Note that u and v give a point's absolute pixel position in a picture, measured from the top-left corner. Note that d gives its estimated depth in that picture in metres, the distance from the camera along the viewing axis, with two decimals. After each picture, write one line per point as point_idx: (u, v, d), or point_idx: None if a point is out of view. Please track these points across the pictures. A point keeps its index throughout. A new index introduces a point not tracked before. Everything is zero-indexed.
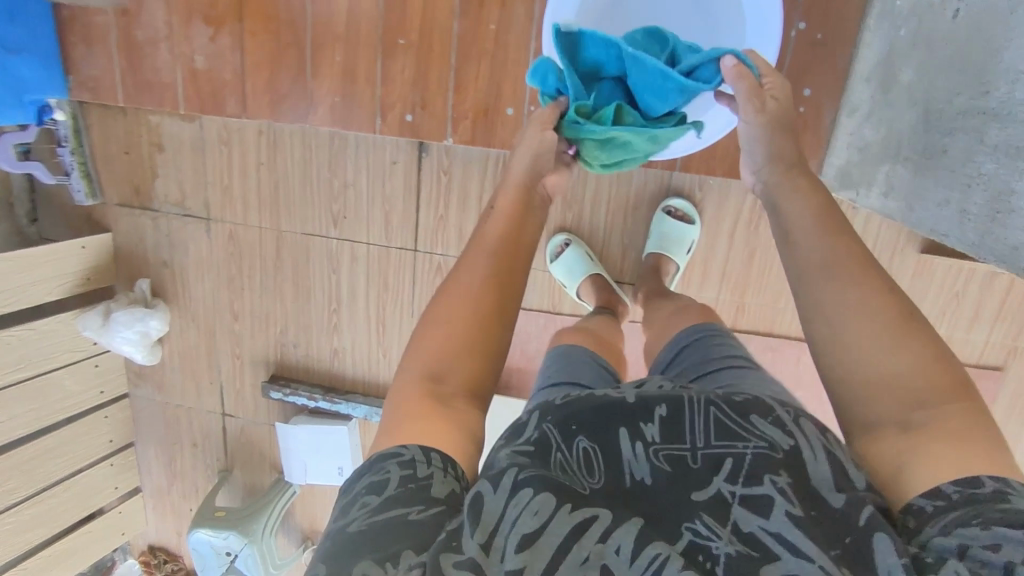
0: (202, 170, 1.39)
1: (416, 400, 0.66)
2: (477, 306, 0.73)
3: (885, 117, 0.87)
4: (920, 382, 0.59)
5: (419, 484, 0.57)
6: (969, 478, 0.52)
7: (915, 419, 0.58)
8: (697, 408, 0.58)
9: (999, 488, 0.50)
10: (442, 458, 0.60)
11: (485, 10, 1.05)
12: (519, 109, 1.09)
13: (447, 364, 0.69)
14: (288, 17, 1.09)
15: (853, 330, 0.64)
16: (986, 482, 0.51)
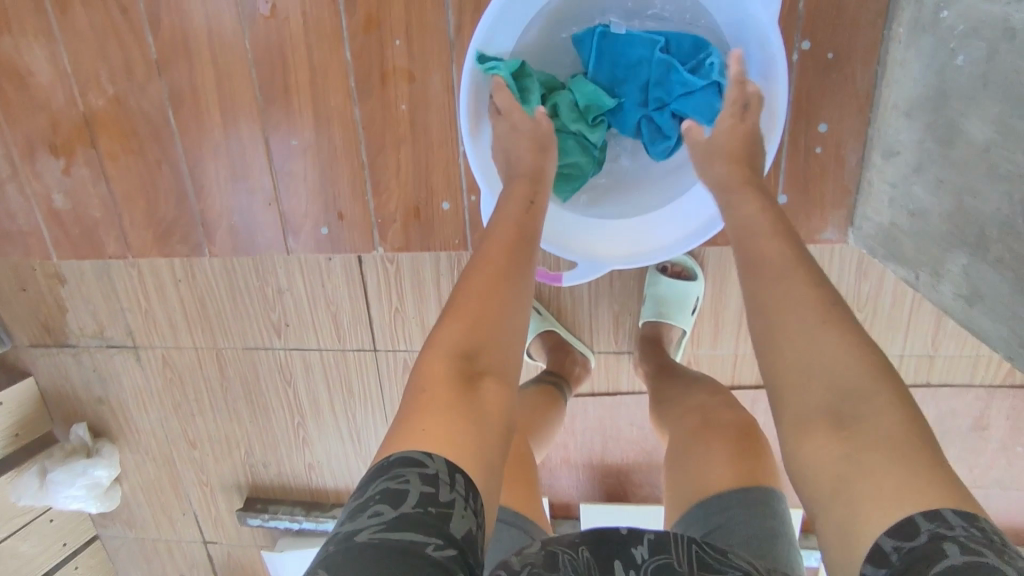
0: (115, 296, 1.20)
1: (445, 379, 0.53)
2: (510, 282, 0.61)
3: (947, 179, 0.61)
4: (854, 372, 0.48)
5: (439, 509, 0.46)
6: (904, 520, 0.41)
7: (847, 411, 0.47)
8: (680, 542, 0.53)
9: (935, 535, 0.39)
10: (468, 485, 0.48)
11: (390, 87, 0.81)
12: (457, 202, 0.85)
13: (479, 338, 0.56)
14: (148, 134, 0.86)
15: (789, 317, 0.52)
16: (921, 529, 0.40)
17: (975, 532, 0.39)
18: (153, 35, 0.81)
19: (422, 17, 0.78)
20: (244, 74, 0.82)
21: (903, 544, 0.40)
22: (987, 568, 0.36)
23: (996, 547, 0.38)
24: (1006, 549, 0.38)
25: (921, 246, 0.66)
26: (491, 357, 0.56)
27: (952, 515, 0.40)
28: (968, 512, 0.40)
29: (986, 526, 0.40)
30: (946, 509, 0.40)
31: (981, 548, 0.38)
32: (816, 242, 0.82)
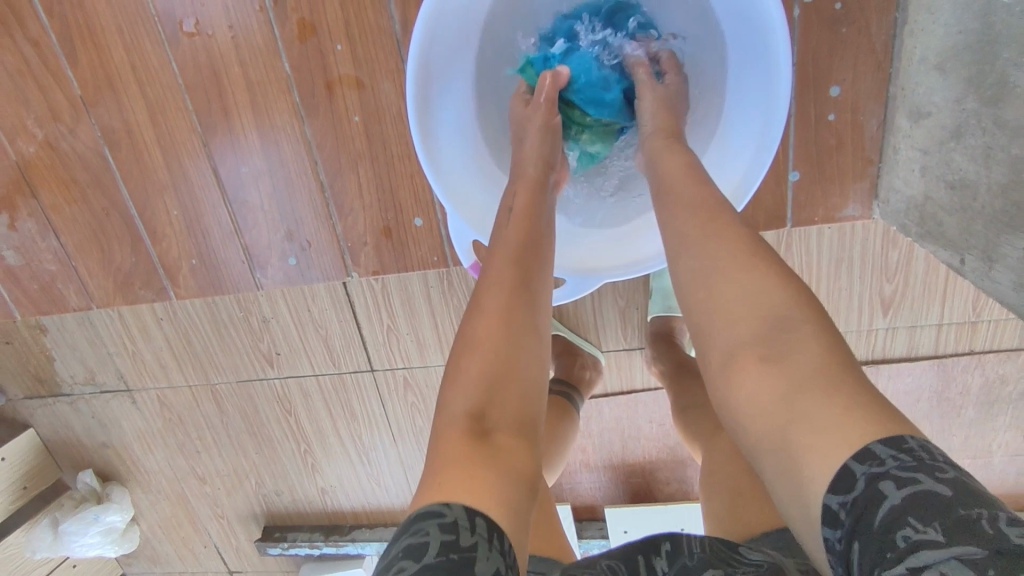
0: (100, 341, 1.14)
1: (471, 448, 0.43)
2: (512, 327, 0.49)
3: (998, 147, 0.50)
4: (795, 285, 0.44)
5: (458, 559, 0.37)
6: (841, 470, 0.36)
7: (795, 332, 0.42)
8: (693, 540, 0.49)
9: (871, 477, 0.35)
10: (492, 525, 0.40)
11: (339, 98, 0.73)
12: (431, 217, 0.77)
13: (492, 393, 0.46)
14: (90, 178, 0.79)
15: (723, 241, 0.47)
16: (856, 474, 0.35)
17: (905, 458, 0.35)
18: (74, 69, 0.74)
19: (362, 16, 0.69)
20: (179, 102, 0.75)
21: (846, 498, 0.35)
22: (928, 501, 0.33)
23: (926, 465, 0.34)
24: (934, 461, 0.35)
25: (965, 226, 0.56)
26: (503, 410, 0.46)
27: (880, 447, 0.36)
28: (893, 436, 0.36)
29: (912, 445, 0.36)
30: (871, 442, 0.36)
31: (912, 474, 0.34)
32: (835, 220, 0.72)
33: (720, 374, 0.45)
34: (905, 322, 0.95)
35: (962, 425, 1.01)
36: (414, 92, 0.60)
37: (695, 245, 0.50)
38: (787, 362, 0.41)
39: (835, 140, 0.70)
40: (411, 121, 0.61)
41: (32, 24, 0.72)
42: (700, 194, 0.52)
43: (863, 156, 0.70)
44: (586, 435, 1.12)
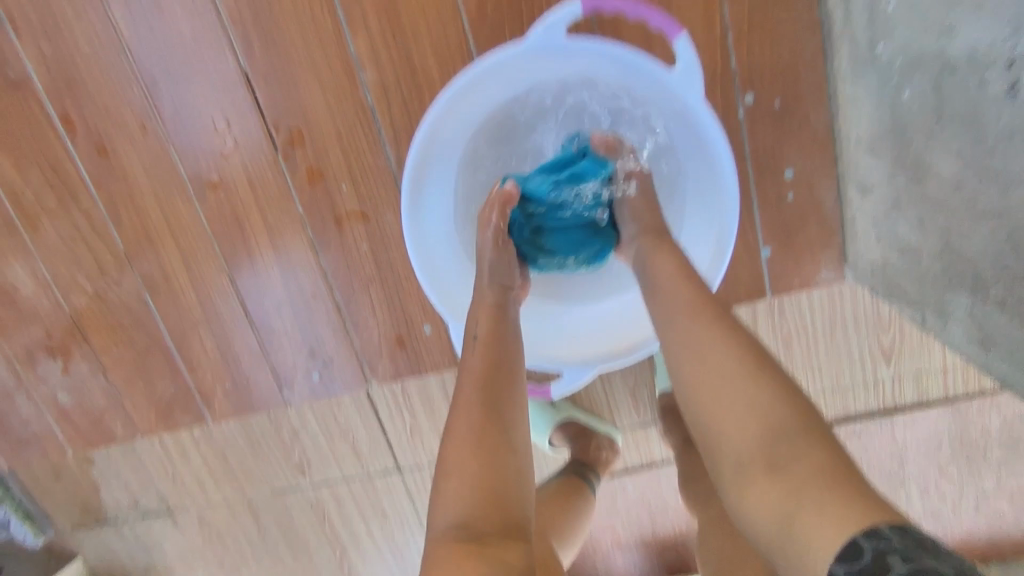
0: (143, 466, 1.20)
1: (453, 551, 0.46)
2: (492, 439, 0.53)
3: (931, 217, 0.55)
4: (775, 415, 0.49)
5: None
6: (849, 544, 0.40)
7: (779, 457, 0.47)
8: None
9: (879, 552, 0.38)
10: None
11: (347, 231, 0.81)
12: (439, 324, 0.84)
13: (471, 503, 0.49)
14: (133, 321, 0.89)
15: (711, 371, 0.52)
16: (864, 549, 0.39)
17: (908, 541, 0.39)
18: (119, 230, 0.84)
19: (362, 159, 0.78)
20: (208, 248, 0.84)
21: (851, 568, 0.39)
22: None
23: (927, 550, 0.38)
24: (936, 551, 0.39)
25: (921, 288, 0.60)
26: (487, 517, 0.49)
27: (886, 527, 0.40)
28: (898, 522, 0.40)
29: (914, 533, 0.40)
30: (881, 524, 0.40)
31: (917, 555, 0.38)
32: (813, 287, 0.77)
33: (732, 486, 0.50)
34: (910, 369, 0.99)
35: (989, 465, 1.03)
36: (408, 206, 0.67)
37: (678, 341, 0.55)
38: (788, 477, 0.46)
39: (801, 216, 0.75)
40: (404, 228, 0.67)
41: (83, 197, 0.83)
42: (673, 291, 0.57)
43: (828, 228, 0.75)
44: (614, 513, 1.13)
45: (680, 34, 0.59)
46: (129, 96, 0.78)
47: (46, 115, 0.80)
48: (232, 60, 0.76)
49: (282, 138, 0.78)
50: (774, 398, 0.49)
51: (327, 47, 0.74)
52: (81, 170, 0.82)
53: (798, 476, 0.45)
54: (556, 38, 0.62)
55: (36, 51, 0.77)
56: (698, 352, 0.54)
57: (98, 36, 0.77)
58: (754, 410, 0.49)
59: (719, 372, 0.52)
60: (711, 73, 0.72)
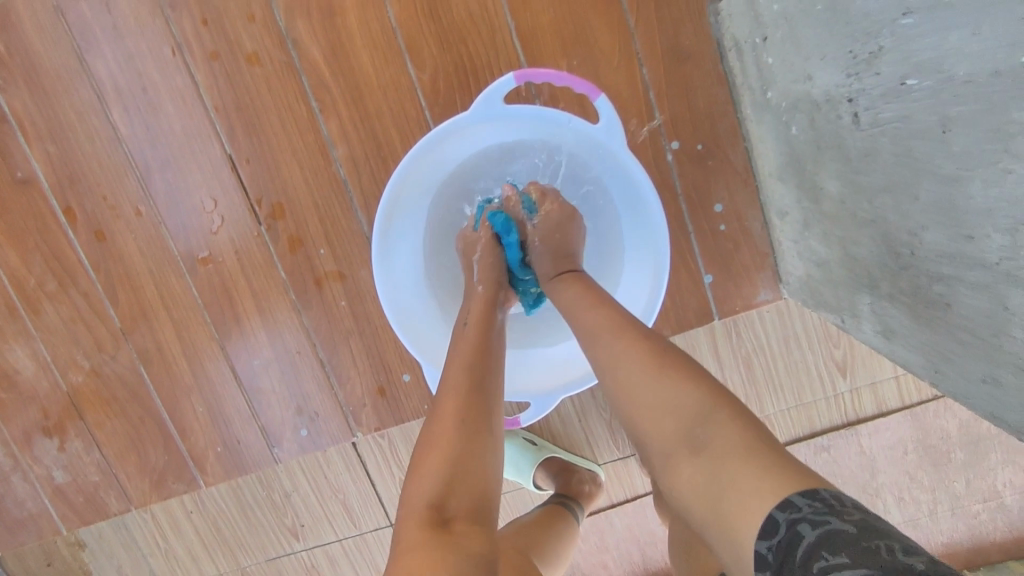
0: (135, 545, 1.21)
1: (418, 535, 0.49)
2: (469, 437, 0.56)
3: (831, 230, 0.64)
4: (687, 399, 0.53)
5: None
6: (767, 519, 0.44)
7: (699, 436, 0.52)
8: None
9: (791, 522, 0.43)
10: None
11: (326, 290, 0.88)
12: (417, 371, 0.90)
13: (453, 483, 0.53)
14: (128, 393, 0.93)
15: (625, 372, 0.57)
16: (779, 522, 0.43)
17: (816, 505, 0.43)
18: (115, 307, 0.91)
19: (337, 225, 0.86)
20: (198, 317, 0.91)
21: (771, 542, 0.43)
22: (835, 538, 0.40)
23: (836, 510, 0.42)
24: (842, 507, 0.42)
25: (836, 295, 0.68)
26: (463, 500, 0.52)
27: (799, 497, 0.44)
28: (810, 489, 0.44)
29: (824, 494, 0.44)
30: (792, 494, 0.44)
31: (824, 517, 0.41)
32: (754, 307, 0.85)
33: (664, 470, 0.54)
34: (864, 381, 1.06)
35: (955, 467, 1.08)
36: (377, 258, 0.74)
37: (611, 360, 0.59)
38: (708, 454, 0.50)
39: (734, 244, 0.84)
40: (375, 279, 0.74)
41: (81, 279, 0.90)
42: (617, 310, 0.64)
43: (760, 253, 0.84)
44: (604, 549, 1.15)
45: (600, 95, 0.69)
46: (125, 185, 0.87)
47: (50, 207, 0.88)
48: (218, 146, 0.85)
49: (264, 211, 0.86)
50: (686, 385, 0.54)
51: (302, 129, 0.84)
52: (80, 255, 0.89)
53: (715, 452, 0.50)
54: (495, 106, 0.71)
55: (42, 152, 0.87)
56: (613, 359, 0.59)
57: (97, 135, 0.86)
58: (666, 397, 0.54)
59: (635, 381, 0.56)
60: (639, 127, 0.82)
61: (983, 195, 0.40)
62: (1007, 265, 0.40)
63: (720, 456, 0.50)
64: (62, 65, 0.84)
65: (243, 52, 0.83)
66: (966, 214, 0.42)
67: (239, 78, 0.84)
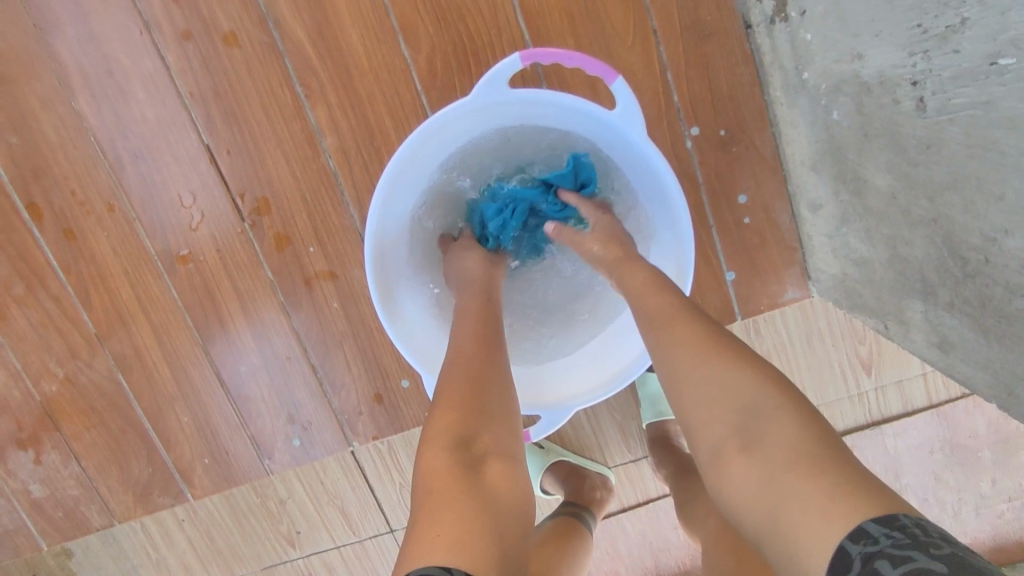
0: (123, 555, 1.15)
1: (447, 471, 0.47)
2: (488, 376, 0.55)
3: (876, 229, 0.58)
4: (748, 385, 0.48)
5: None
6: (838, 550, 0.38)
7: (756, 431, 0.46)
8: None
9: (867, 557, 0.37)
10: None
11: (317, 291, 0.81)
12: (416, 377, 0.83)
13: (481, 426, 0.51)
14: (106, 402, 0.87)
15: (676, 355, 0.52)
16: (853, 556, 0.37)
17: (897, 535, 0.37)
18: (88, 312, 0.84)
19: (327, 220, 0.79)
20: (179, 321, 0.84)
21: None
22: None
23: (920, 544, 0.36)
24: (930, 540, 0.36)
25: (878, 297, 0.61)
26: (491, 442, 0.51)
27: (873, 526, 0.38)
28: (886, 516, 0.38)
29: (904, 523, 0.38)
30: (865, 521, 0.38)
31: (908, 552, 0.36)
32: (780, 306, 0.78)
33: (710, 468, 0.49)
34: (890, 378, 1.01)
35: (983, 468, 1.03)
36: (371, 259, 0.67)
37: (659, 344, 0.54)
38: (764, 452, 0.45)
39: (759, 238, 0.77)
40: (369, 280, 0.67)
41: (51, 281, 0.83)
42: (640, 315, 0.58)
43: (788, 248, 0.77)
44: (614, 555, 1.10)
45: (617, 78, 0.61)
46: (95, 178, 0.80)
47: (13, 204, 0.81)
48: (195, 136, 0.78)
49: (248, 206, 0.79)
50: (740, 369, 0.49)
51: (287, 115, 0.77)
52: (49, 255, 0.82)
53: (774, 452, 0.45)
54: (500, 89, 0.64)
55: (1, 144, 0.79)
56: (660, 339, 0.54)
57: (61, 124, 0.78)
58: (720, 380, 0.49)
59: (685, 365, 0.51)
60: (656, 110, 0.75)
61: None
62: None
63: (779, 465, 0.44)
64: (20, 47, 0.76)
65: (218, 31, 0.75)
66: None
67: (217, 60, 0.76)
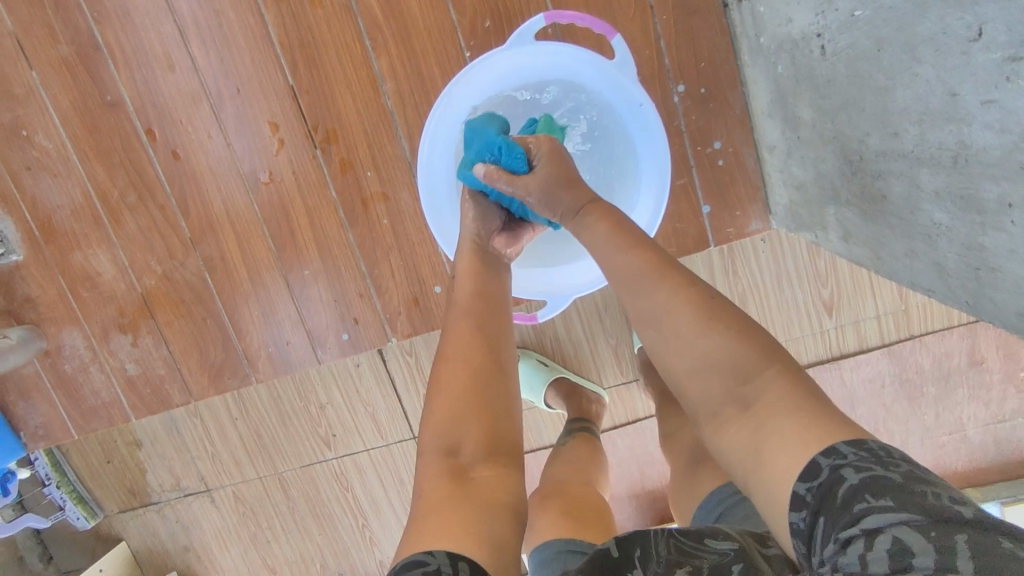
0: (185, 447, 1.35)
1: (433, 488, 0.59)
2: (473, 371, 0.66)
3: (806, 155, 0.76)
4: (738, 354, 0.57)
5: None
6: (811, 463, 0.49)
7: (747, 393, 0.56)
8: (660, 538, 0.60)
9: (835, 466, 0.47)
10: (473, 567, 0.51)
11: (371, 209, 1.01)
12: (447, 284, 1.02)
13: (461, 429, 0.62)
14: (193, 296, 1.07)
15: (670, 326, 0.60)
16: (823, 466, 0.48)
17: (863, 453, 0.47)
18: (186, 220, 1.04)
19: (383, 150, 0.98)
20: (259, 230, 1.03)
21: (812, 483, 0.48)
22: (881, 482, 0.45)
23: (880, 460, 0.46)
24: (890, 458, 0.47)
25: (812, 214, 0.80)
26: (476, 442, 0.61)
27: (844, 446, 0.48)
28: (857, 440, 0.48)
29: (871, 445, 0.48)
30: (839, 443, 0.49)
31: (869, 464, 0.46)
32: (746, 235, 0.96)
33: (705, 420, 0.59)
34: (849, 319, 1.17)
35: (928, 403, 1.20)
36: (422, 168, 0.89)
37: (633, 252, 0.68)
38: (754, 410, 0.55)
39: (730, 178, 0.95)
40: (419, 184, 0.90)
41: (159, 194, 1.03)
42: (614, 240, 0.67)
43: (754, 187, 0.95)
44: None
45: (615, 35, 0.81)
46: (200, 110, 1.00)
47: (134, 128, 1.01)
48: (282, 78, 0.98)
49: (320, 137, 0.99)
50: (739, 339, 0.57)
51: (356, 64, 0.96)
52: (159, 172, 1.02)
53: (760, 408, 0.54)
54: (525, 41, 0.84)
55: (129, 80, 1.00)
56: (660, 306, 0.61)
57: (177, 65, 0.99)
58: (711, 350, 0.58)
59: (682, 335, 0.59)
60: (650, 70, 0.93)
61: (904, 98, 0.52)
62: (924, 150, 0.52)
63: (767, 411, 0.54)
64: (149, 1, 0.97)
65: None
66: (897, 111, 0.54)
67: (303, 17, 0.96)
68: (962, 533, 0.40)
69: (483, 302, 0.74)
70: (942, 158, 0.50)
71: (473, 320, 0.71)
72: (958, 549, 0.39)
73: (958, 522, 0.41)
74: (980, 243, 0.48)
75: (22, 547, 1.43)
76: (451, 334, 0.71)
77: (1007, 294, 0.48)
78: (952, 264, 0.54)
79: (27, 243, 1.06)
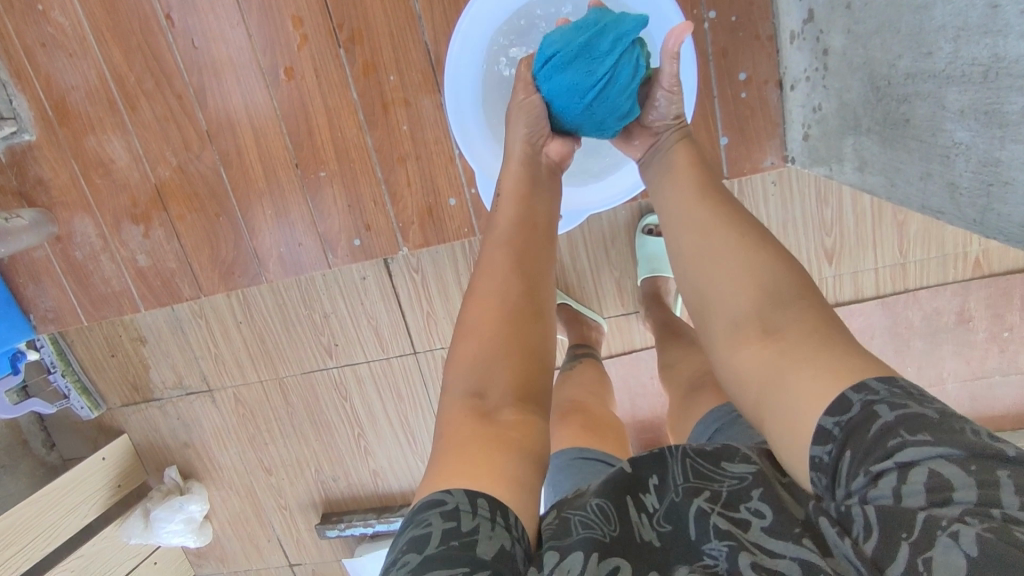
0: (188, 347, 1.38)
1: (459, 425, 0.59)
2: (498, 310, 0.64)
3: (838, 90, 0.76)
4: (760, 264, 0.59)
5: (464, 540, 0.48)
6: (841, 397, 0.48)
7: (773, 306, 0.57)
8: (678, 457, 0.58)
9: (866, 402, 0.47)
10: (492, 504, 0.51)
11: (392, 114, 1.00)
12: (462, 198, 1.03)
13: (488, 375, 0.60)
14: (207, 192, 1.07)
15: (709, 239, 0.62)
16: (854, 401, 0.47)
17: (896, 390, 0.47)
18: (202, 112, 1.03)
19: (407, 54, 0.98)
20: (276, 127, 1.03)
21: (841, 418, 0.47)
22: (915, 418, 0.44)
23: (914, 397, 0.46)
24: (924, 396, 0.46)
25: (835, 152, 0.80)
26: (495, 394, 0.61)
27: (875, 382, 0.48)
28: (890, 377, 0.48)
29: (902, 383, 0.47)
30: (870, 379, 0.48)
31: (903, 401, 0.46)
32: (760, 170, 0.98)
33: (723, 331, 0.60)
34: (849, 268, 1.20)
35: (913, 355, 1.24)
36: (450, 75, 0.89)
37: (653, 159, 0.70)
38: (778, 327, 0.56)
39: (751, 111, 0.96)
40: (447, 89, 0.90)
41: (176, 82, 1.02)
42: None
43: (773, 123, 0.96)
44: None
45: None
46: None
47: (153, 11, 0.99)
48: None
49: (344, 36, 0.98)
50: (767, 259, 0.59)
51: None
52: (177, 60, 1.01)
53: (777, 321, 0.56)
54: None
55: None
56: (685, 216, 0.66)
57: None
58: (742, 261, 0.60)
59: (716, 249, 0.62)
60: None
61: (942, 15, 0.53)
62: (955, 68, 0.53)
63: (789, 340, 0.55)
64: None
65: None
66: (934, 29, 0.54)
67: None
68: (1004, 469, 0.40)
69: (519, 230, 0.71)
70: (973, 73, 0.51)
71: (505, 254, 0.68)
72: (1003, 483, 0.39)
73: (999, 458, 0.41)
74: (997, 159, 0.50)
75: (26, 432, 1.48)
76: (483, 267, 0.68)
77: (1017, 208, 0.50)
78: (966, 183, 0.56)
79: (40, 123, 1.05)
